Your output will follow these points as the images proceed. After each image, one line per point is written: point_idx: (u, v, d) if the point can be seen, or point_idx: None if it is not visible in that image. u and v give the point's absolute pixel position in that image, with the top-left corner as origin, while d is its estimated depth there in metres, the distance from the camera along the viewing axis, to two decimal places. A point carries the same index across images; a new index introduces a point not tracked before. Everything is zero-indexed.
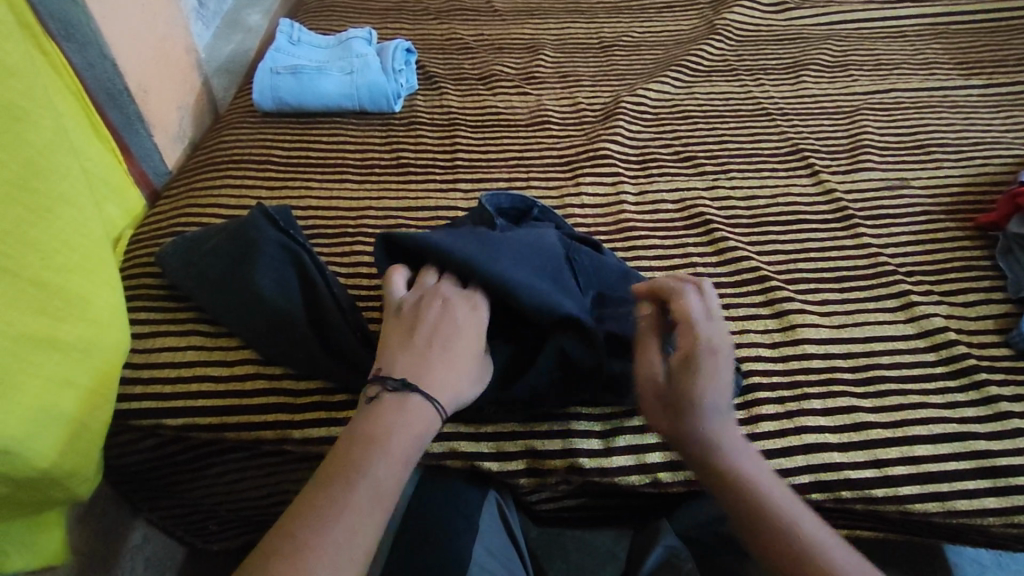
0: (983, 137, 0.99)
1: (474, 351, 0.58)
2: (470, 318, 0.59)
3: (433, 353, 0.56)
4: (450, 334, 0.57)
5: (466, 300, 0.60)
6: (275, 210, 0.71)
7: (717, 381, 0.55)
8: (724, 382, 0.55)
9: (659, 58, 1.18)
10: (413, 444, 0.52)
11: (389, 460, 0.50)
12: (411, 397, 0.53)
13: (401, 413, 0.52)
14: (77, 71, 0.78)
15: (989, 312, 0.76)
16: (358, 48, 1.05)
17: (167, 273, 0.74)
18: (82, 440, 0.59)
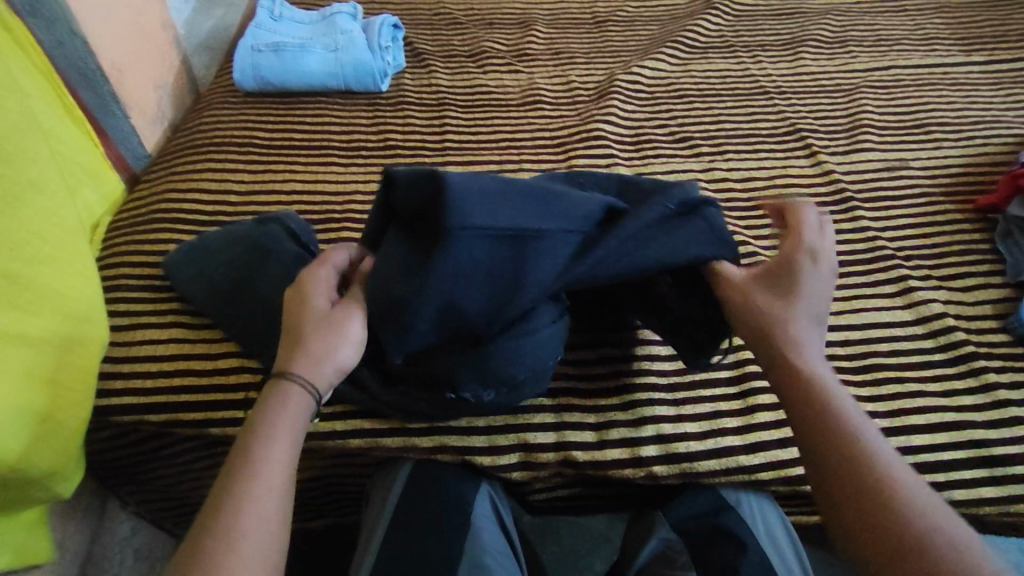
0: (983, 116, 0.97)
1: (321, 332, 0.53)
2: (310, 308, 0.55)
3: (283, 338, 0.54)
4: (296, 322, 0.54)
5: (305, 278, 0.57)
6: (294, 225, 0.73)
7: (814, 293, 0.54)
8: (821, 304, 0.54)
9: (655, 34, 1.14)
10: (299, 423, 0.50)
11: (277, 442, 0.48)
12: (270, 420, 0.49)
13: (276, 402, 0.50)
14: (46, 49, 0.73)
15: (988, 297, 0.75)
16: (343, 24, 1.02)
17: (174, 282, 0.71)
18: (60, 438, 0.57)
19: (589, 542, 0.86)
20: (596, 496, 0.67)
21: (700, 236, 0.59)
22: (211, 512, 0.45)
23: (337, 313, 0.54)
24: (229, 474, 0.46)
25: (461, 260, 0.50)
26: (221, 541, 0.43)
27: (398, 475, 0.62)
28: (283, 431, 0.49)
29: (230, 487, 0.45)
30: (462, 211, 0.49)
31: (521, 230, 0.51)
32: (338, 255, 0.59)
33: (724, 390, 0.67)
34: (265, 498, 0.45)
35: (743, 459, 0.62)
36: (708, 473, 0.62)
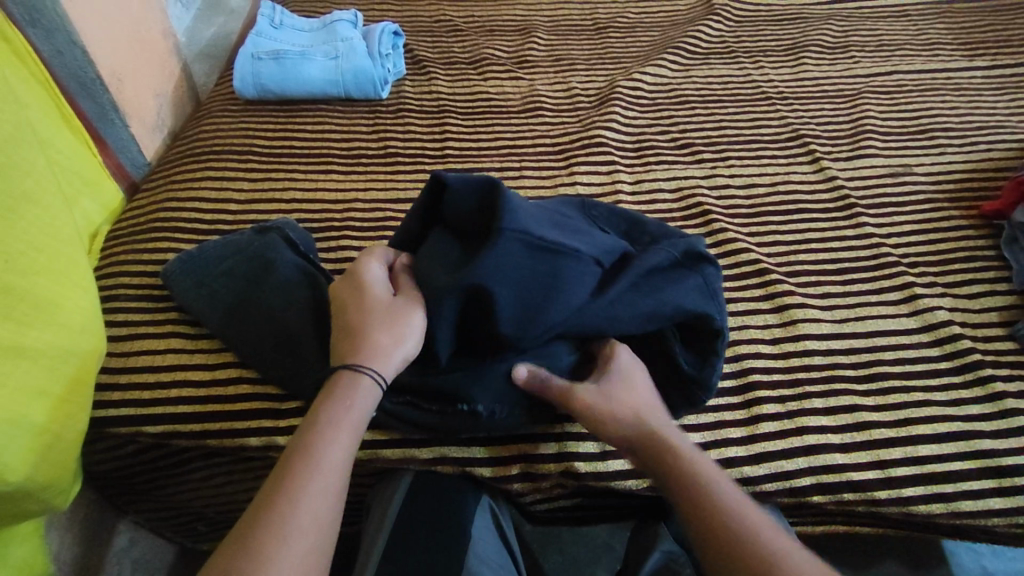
0: (987, 121, 0.96)
1: (384, 325, 0.54)
2: (370, 302, 0.56)
3: (346, 332, 0.55)
4: (358, 318, 0.55)
5: (358, 275, 0.58)
6: (295, 235, 0.73)
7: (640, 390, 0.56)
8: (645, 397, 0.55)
9: (656, 40, 1.14)
10: (361, 421, 0.50)
11: (337, 442, 0.48)
12: (336, 416, 0.50)
13: (344, 397, 0.51)
14: (44, 57, 0.74)
15: (994, 305, 0.75)
16: (342, 32, 1.01)
17: (174, 293, 0.70)
18: (56, 451, 0.57)
19: (593, 551, 0.84)
20: (598, 506, 0.66)
21: (699, 294, 0.60)
22: (263, 511, 0.44)
23: (397, 302, 0.55)
24: (291, 466, 0.47)
25: (499, 265, 0.52)
26: (278, 532, 0.43)
27: (399, 484, 0.61)
28: (345, 430, 0.49)
29: (288, 477, 0.46)
30: (514, 218, 0.54)
31: (562, 248, 0.55)
32: (383, 252, 0.61)
33: (728, 400, 0.66)
34: (321, 495, 0.46)
35: (745, 470, 0.61)
36: None
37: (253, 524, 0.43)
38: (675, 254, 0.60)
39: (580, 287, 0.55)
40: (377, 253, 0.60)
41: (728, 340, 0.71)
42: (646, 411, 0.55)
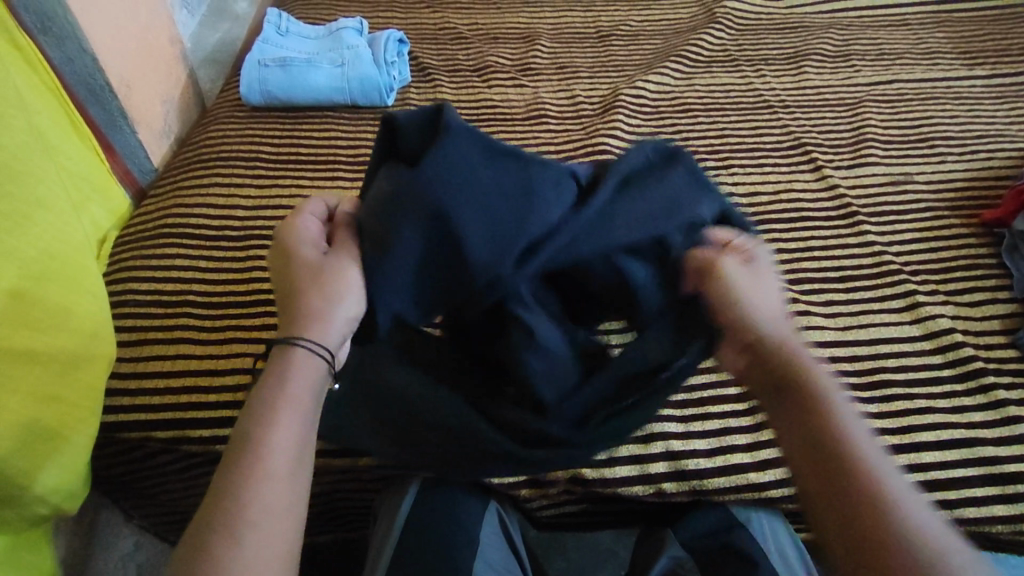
0: (987, 130, 0.97)
1: (320, 286, 0.47)
2: (301, 266, 0.49)
3: (280, 299, 0.49)
4: (291, 285, 0.48)
5: (284, 239, 0.51)
6: None
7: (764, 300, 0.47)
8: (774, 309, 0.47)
9: (658, 48, 1.15)
10: (306, 394, 0.46)
11: (280, 420, 0.44)
12: (279, 395, 0.45)
13: (283, 372, 0.46)
14: (56, 65, 0.75)
15: (995, 312, 0.75)
16: (349, 39, 1.02)
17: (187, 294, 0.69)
18: (67, 456, 0.57)
19: (595, 556, 0.85)
20: (605, 512, 0.67)
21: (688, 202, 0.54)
22: (211, 510, 0.41)
23: (330, 259, 0.49)
24: (236, 461, 0.42)
25: (454, 175, 0.47)
26: (226, 531, 0.40)
27: (405, 496, 0.61)
28: (291, 410, 0.45)
29: (235, 475, 0.42)
30: (459, 134, 0.49)
31: (521, 158, 0.49)
32: (312, 207, 0.53)
33: (734, 406, 0.66)
34: (274, 486, 0.42)
35: (752, 476, 0.62)
36: (718, 490, 0.62)
37: (203, 533, 0.40)
38: (644, 157, 0.56)
39: (552, 199, 0.48)
40: (307, 210, 0.53)
41: None
42: (773, 324, 0.47)
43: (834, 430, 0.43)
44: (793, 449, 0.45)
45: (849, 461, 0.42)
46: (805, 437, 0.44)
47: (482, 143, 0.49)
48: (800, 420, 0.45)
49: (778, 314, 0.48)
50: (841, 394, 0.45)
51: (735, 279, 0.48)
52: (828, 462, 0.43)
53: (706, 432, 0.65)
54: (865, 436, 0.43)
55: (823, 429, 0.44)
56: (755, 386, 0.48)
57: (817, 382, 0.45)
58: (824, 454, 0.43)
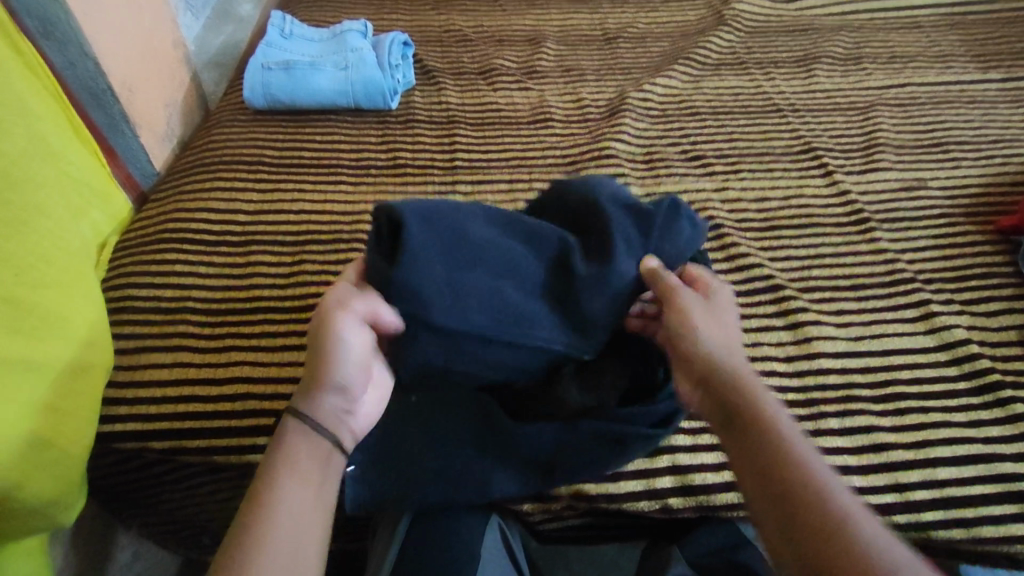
0: (1002, 134, 0.95)
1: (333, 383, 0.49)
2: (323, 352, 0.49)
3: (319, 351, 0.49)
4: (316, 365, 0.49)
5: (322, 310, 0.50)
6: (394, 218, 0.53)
7: (711, 326, 0.51)
8: (715, 331, 0.51)
9: (666, 51, 1.13)
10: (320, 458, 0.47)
11: (299, 475, 0.45)
12: (279, 462, 0.45)
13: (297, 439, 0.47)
14: (56, 69, 0.74)
15: (1012, 322, 0.74)
16: (353, 42, 1.01)
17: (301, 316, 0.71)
18: (61, 466, 0.56)
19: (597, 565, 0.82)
20: (607, 525, 0.65)
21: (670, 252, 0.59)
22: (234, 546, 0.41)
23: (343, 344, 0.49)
24: (244, 518, 0.42)
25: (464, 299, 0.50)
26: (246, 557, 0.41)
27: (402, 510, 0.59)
28: (291, 474, 0.45)
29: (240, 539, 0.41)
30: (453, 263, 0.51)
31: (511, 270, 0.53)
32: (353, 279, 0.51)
33: None
34: (283, 546, 0.42)
35: None
36: (725, 506, 0.60)
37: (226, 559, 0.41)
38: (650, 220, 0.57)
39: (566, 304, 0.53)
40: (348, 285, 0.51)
41: None
42: (720, 345, 0.50)
43: (790, 457, 0.43)
44: (745, 479, 0.44)
45: (818, 498, 0.41)
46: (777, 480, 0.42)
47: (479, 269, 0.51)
48: (752, 451, 0.44)
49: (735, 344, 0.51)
50: (803, 436, 0.45)
51: (676, 303, 0.52)
52: (791, 496, 0.41)
53: (713, 446, 0.63)
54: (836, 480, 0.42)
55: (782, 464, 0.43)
56: (709, 412, 0.48)
57: (771, 418, 0.45)
58: (787, 489, 0.41)
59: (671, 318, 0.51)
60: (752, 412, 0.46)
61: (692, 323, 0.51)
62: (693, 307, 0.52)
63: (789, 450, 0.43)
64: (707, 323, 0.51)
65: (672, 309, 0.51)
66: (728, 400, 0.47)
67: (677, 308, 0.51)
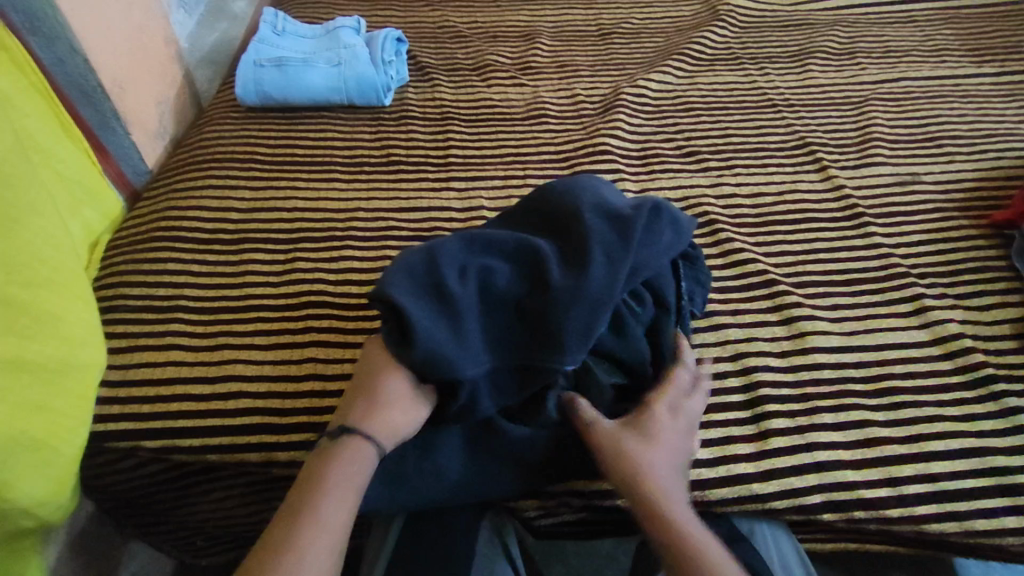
0: (996, 128, 0.95)
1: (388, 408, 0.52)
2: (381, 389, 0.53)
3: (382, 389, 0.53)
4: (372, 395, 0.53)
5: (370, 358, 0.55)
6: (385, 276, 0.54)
7: (670, 442, 0.55)
8: (674, 453, 0.55)
9: (660, 46, 1.13)
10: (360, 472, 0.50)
11: (336, 489, 0.49)
12: (325, 479, 0.49)
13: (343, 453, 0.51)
14: (44, 65, 0.73)
15: (1005, 316, 0.74)
16: (346, 38, 1.01)
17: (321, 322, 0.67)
18: (54, 466, 0.56)
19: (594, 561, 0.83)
20: (604, 522, 0.65)
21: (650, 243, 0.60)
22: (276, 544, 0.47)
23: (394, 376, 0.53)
24: (291, 518, 0.48)
25: (467, 344, 0.52)
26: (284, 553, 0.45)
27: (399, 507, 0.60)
28: (335, 491, 0.49)
29: (281, 544, 0.46)
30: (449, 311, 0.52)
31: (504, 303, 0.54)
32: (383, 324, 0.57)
33: (737, 415, 0.65)
34: (318, 559, 0.46)
35: (756, 487, 0.60)
36: (721, 502, 0.60)
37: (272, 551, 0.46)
38: (623, 220, 0.58)
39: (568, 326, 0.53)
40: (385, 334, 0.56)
41: (736, 352, 0.70)
42: (671, 464, 0.54)
43: (712, 568, 0.47)
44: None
45: None
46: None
47: (473, 311, 0.53)
48: (680, 563, 0.48)
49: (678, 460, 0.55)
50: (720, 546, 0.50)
51: (644, 422, 0.55)
52: None
53: (709, 441, 0.63)
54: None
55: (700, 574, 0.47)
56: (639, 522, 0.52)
57: (697, 532, 0.50)
58: None
59: (632, 435, 0.54)
60: (683, 525, 0.50)
61: (654, 443, 0.54)
62: (659, 423, 0.55)
63: (711, 562, 0.48)
64: (670, 440, 0.55)
65: (638, 425, 0.55)
66: (664, 514, 0.50)
67: (645, 425, 0.55)
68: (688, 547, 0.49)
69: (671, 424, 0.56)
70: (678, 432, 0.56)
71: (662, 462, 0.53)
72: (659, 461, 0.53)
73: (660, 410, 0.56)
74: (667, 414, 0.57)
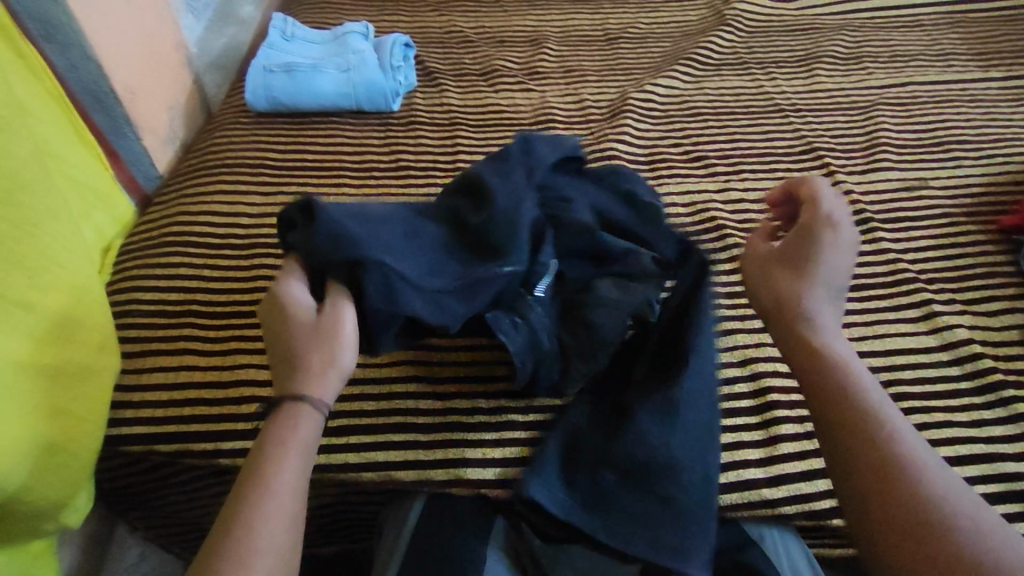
0: (1003, 133, 0.96)
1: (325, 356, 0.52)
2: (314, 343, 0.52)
3: (305, 335, 0.52)
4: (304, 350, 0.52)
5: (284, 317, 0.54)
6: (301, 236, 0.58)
7: (836, 263, 0.55)
8: (835, 281, 0.54)
9: (667, 51, 1.13)
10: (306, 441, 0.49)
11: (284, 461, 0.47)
12: (283, 437, 0.48)
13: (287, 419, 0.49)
14: (59, 72, 0.74)
15: (1014, 322, 0.74)
16: (354, 44, 1.01)
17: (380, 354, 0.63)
18: (70, 469, 0.56)
19: None
20: None
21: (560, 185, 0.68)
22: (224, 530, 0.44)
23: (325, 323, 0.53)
24: (240, 498, 0.46)
25: (409, 260, 0.56)
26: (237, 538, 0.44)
27: (411, 509, 0.60)
28: (295, 451, 0.48)
29: (244, 505, 0.45)
30: (384, 237, 0.56)
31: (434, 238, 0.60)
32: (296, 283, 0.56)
33: (746, 420, 0.66)
34: (278, 518, 0.45)
35: (765, 492, 0.61)
36: (731, 507, 0.60)
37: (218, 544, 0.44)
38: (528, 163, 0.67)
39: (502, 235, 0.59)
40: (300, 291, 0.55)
41: (744, 357, 0.71)
42: (828, 291, 0.53)
43: (862, 399, 0.46)
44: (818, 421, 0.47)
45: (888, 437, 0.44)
46: (847, 414, 0.46)
47: (405, 239, 0.58)
48: (832, 394, 0.47)
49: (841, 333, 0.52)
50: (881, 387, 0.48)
51: (815, 235, 0.55)
52: (861, 443, 0.44)
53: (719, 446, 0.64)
54: (901, 419, 0.45)
55: (897, 465, 0.42)
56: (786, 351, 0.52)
57: (854, 367, 0.48)
58: (858, 421, 0.45)
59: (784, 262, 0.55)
60: (840, 357, 0.49)
61: (815, 264, 0.54)
62: (833, 242, 0.55)
63: (867, 398, 0.46)
64: (839, 267, 0.54)
65: (794, 250, 0.55)
66: (807, 345, 0.50)
67: (812, 237, 0.55)
68: (843, 371, 0.48)
69: (840, 253, 0.55)
70: (842, 262, 0.55)
71: (814, 291, 0.53)
72: (807, 288, 0.53)
73: (833, 226, 0.56)
74: (836, 217, 0.57)
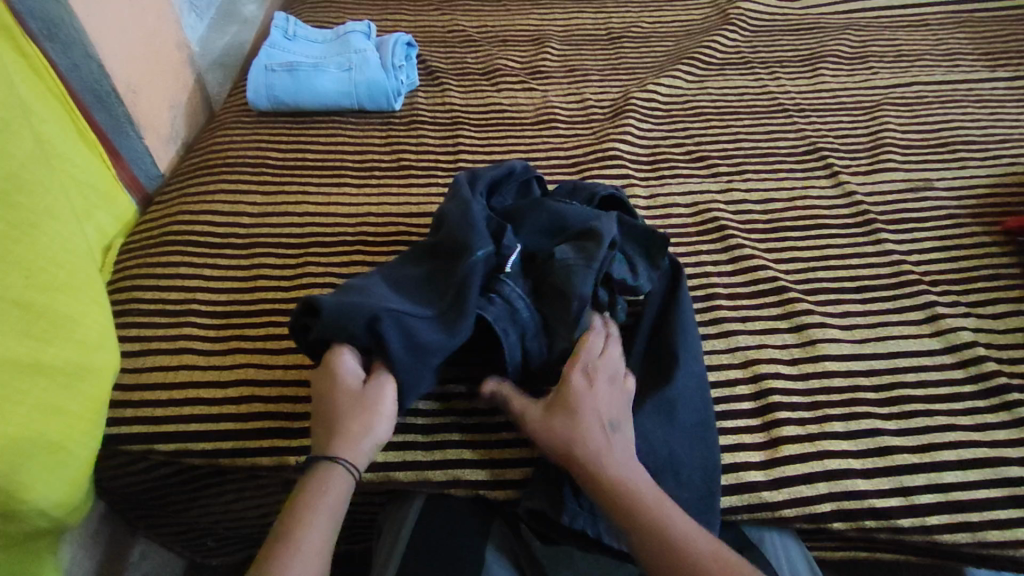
0: (1010, 134, 0.95)
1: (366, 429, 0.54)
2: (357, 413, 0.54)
3: (348, 402, 0.55)
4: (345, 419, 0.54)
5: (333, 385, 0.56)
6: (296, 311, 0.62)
7: (597, 395, 0.56)
8: (604, 409, 0.56)
9: (670, 50, 1.13)
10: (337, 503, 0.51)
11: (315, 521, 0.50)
12: (315, 498, 0.51)
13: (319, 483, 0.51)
14: (61, 72, 0.74)
15: (1019, 325, 0.73)
16: (356, 43, 1.01)
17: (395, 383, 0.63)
18: (70, 469, 0.56)
19: None
20: None
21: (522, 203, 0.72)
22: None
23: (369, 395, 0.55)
24: (271, 555, 0.48)
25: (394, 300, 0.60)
26: None
27: (409, 510, 0.60)
28: (325, 512, 0.50)
29: (276, 562, 0.47)
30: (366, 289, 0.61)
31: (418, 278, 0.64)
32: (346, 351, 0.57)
33: (747, 422, 0.65)
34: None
35: (766, 495, 0.60)
36: (728, 509, 0.59)
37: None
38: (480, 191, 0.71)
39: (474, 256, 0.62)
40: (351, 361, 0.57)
41: (746, 358, 0.70)
42: (609, 420, 0.55)
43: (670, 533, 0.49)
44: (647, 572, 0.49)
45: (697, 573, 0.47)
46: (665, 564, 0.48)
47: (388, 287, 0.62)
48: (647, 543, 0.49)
49: (617, 419, 0.56)
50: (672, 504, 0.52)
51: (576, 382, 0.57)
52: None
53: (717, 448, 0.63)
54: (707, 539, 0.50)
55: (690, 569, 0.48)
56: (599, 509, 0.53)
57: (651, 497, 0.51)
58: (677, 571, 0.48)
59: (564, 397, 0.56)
60: (638, 489, 0.51)
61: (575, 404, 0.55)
62: (580, 376, 0.57)
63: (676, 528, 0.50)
64: (598, 395, 0.56)
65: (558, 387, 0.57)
66: (608, 486, 0.52)
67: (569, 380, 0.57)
68: (641, 509, 0.50)
69: (593, 377, 0.57)
70: (604, 384, 0.57)
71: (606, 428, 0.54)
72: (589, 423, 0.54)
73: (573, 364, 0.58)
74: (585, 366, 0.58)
